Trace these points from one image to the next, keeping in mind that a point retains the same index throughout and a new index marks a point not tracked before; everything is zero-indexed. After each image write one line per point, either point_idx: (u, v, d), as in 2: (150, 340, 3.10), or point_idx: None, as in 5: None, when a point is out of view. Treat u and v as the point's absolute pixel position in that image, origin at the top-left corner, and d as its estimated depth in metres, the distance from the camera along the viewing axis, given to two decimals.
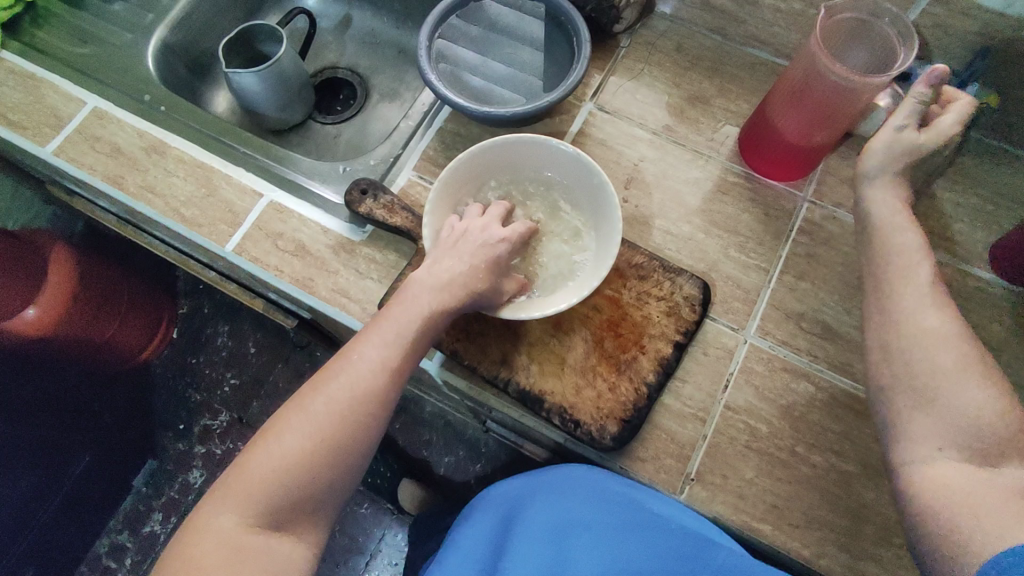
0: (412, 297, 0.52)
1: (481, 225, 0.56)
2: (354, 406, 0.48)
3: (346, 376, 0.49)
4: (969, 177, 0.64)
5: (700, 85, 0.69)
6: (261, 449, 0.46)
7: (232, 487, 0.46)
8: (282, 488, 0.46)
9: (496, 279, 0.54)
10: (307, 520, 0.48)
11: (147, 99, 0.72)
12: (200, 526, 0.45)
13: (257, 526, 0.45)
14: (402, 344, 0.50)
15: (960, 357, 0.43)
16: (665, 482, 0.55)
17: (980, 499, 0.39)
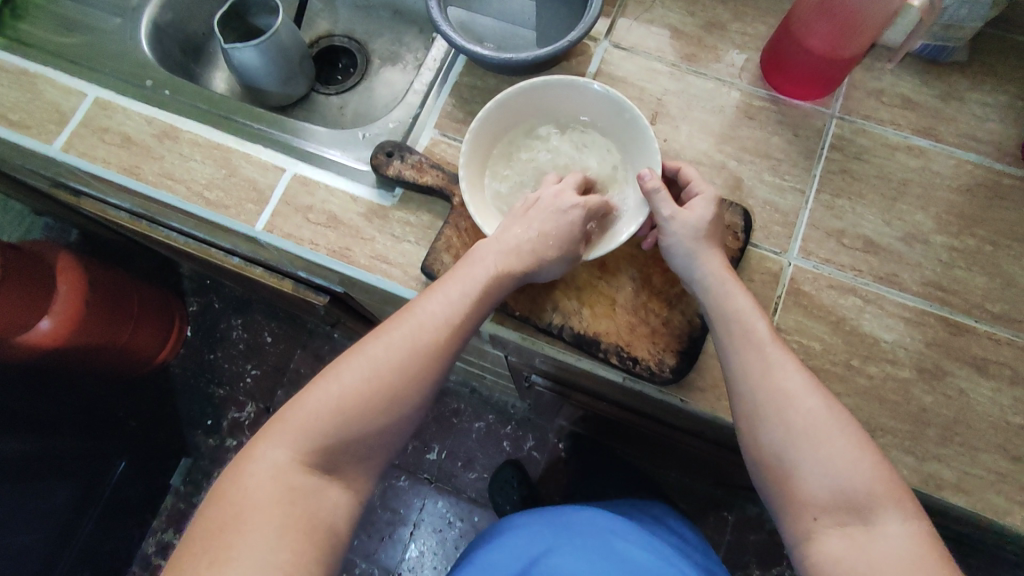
0: (478, 257, 0.53)
1: (554, 193, 0.55)
2: (413, 359, 0.49)
3: (410, 327, 0.50)
4: (993, 75, 0.63)
5: (714, 10, 0.68)
6: (320, 389, 0.48)
7: (288, 423, 0.47)
8: (335, 431, 0.47)
9: (569, 246, 0.53)
10: (357, 468, 0.49)
11: (149, 84, 0.70)
12: (253, 458, 0.46)
13: (307, 465, 0.46)
14: (466, 302, 0.51)
15: (779, 357, 0.49)
16: (728, 409, 0.56)
17: (847, 473, 0.45)
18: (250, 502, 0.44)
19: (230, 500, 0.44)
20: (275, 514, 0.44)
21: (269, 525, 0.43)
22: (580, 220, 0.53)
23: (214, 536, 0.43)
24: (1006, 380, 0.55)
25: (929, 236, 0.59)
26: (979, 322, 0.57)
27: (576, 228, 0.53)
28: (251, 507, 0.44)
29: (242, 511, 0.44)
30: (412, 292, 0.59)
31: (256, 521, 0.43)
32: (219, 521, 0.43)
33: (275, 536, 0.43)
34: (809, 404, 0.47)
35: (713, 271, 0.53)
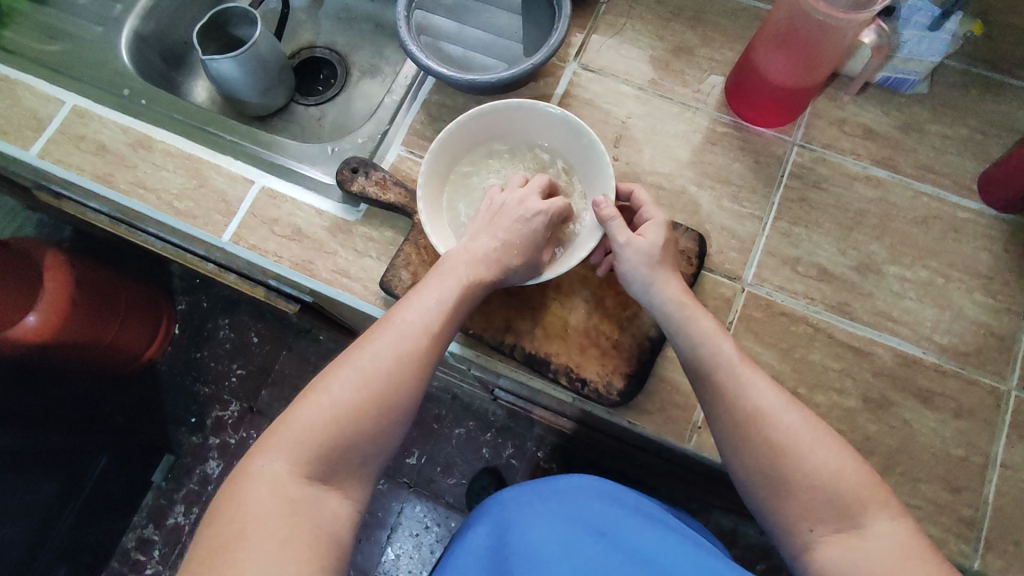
0: (450, 263, 0.53)
1: (519, 200, 0.56)
2: (400, 364, 0.49)
3: (392, 335, 0.50)
4: (954, 108, 0.64)
5: (683, 35, 0.69)
6: (312, 400, 0.47)
7: (284, 436, 0.46)
8: (331, 440, 0.46)
9: (532, 255, 0.54)
10: (353, 476, 0.48)
11: (127, 94, 0.71)
12: (251, 474, 0.44)
13: (306, 477, 0.45)
14: (443, 307, 0.51)
15: (749, 372, 0.50)
16: (673, 432, 0.57)
17: (832, 476, 0.45)
18: (251, 517, 0.42)
19: (231, 517, 0.42)
20: (280, 527, 0.42)
21: (273, 539, 0.41)
22: (543, 228, 0.54)
23: (217, 555, 0.40)
24: (949, 412, 0.56)
25: (883, 267, 0.60)
26: (926, 354, 0.57)
27: (540, 235, 0.54)
28: (253, 522, 0.42)
29: (244, 527, 0.42)
30: (371, 307, 0.61)
31: (261, 537, 0.41)
32: (220, 540, 0.41)
33: (281, 549, 0.41)
34: (788, 419, 0.48)
35: (673, 296, 0.53)
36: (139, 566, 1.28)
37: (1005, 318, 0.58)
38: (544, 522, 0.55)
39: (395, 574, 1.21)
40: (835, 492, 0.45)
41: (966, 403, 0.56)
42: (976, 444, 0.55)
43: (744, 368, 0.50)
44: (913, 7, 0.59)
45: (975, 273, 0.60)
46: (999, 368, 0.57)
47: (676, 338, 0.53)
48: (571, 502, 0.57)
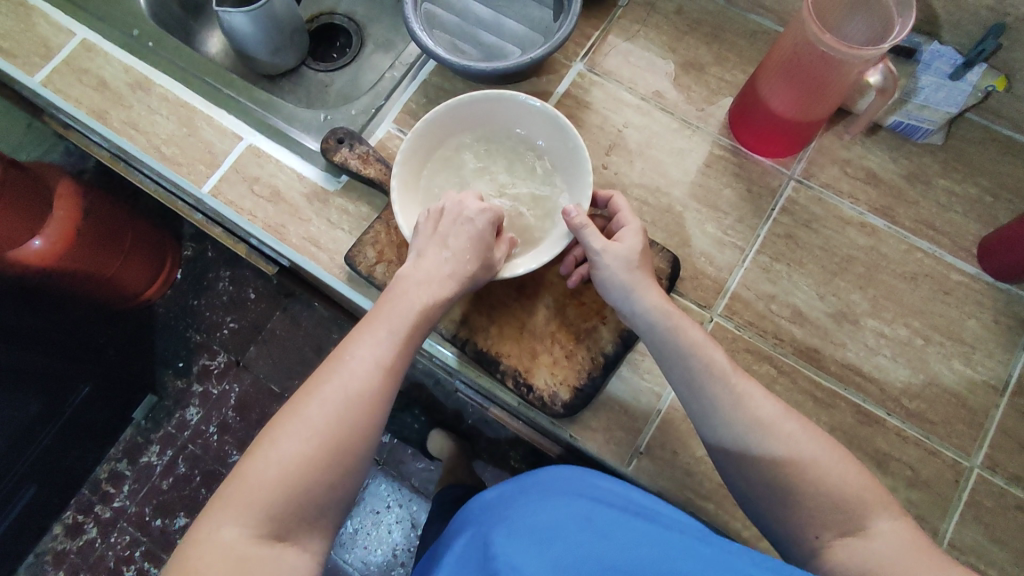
0: (401, 299, 0.50)
1: (456, 200, 0.53)
2: (352, 406, 0.45)
3: (339, 378, 0.46)
4: (966, 164, 0.61)
5: (697, 51, 0.67)
6: (259, 456, 0.43)
7: (233, 496, 0.41)
8: (285, 495, 0.42)
9: (486, 254, 0.52)
10: (313, 526, 0.43)
11: (135, 35, 0.72)
12: (200, 542, 0.40)
13: (260, 538, 0.41)
14: (394, 342, 0.48)
15: (742, 381, 0.49)
16: (614, 453, 0.55)
17: (832, 476, 0.45)
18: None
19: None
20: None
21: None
22: (489, 224, 0.52)
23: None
24: (904, 479, 0.53)
25: (861, 318, 0.58)
26: (891, 417, 0.55)
27: (488, 233, 0.52)
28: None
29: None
30: (334, 279, 0.61)
31: None
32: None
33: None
34: (788, 428, 0.47)
35: (654, 304, 0.51)
36: (107, 499, 1.27)
37: (981, 391, 0.55)
38: (527, 516, 0.48)
39: (351, 549, 1.19)
40: (836, 493, 0.45)
41: (924, 473, 0.53)
42: (927, 518, 0.52)
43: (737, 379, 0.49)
44: (935, 52, 0.57)
45: (958, 339, 0.57)
46: (964, 443, 0.54)
47: (668, 350, 0.50)
48: (546, 494, 0.52)
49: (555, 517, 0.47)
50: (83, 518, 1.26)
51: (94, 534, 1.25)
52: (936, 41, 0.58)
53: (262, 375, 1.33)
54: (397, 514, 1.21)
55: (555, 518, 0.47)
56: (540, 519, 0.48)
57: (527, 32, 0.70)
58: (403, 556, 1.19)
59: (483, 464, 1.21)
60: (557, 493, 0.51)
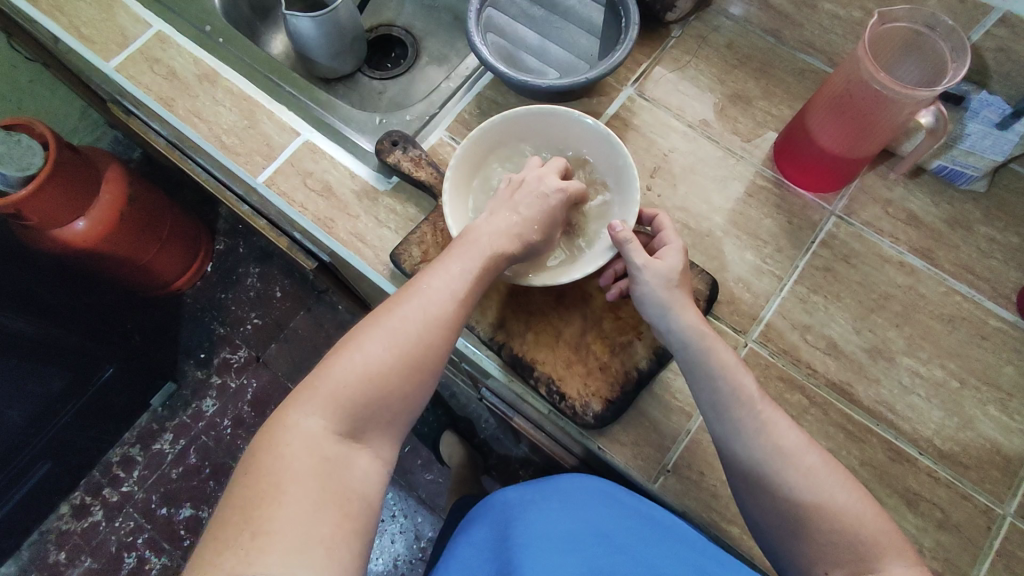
0: (479, 236, 0.51)
1: (538, 175, 0.56)
2: (430, 329, 0.46)
3: (419, 300, 0.47)
4: (1008, 213, 0.61)
5: (745, 84, 0.69)
6: (342, 358, 0.44)
7: (317, 391, 0.43)
8: (363, 398, 0.43)
9: (549, 231, 0.55)
10: (384, 435, 0.45)
11: (207, 29, 0.76)
12: (283, 429, 0.41)
13: (337, 435, 0.42)
14: (469, 276, 0.49)
15: (767, 407, 0.49)
16: (640, 469, 0.56)
17: (846, 515, 0.45)
18: (286, 473, 0.39)
19: (264, 471, 0.39)
20: (315, 487, 0.39)
21: (309, 497, 0.39)
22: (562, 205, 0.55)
23: (253, 511, 0.37)
24: (934, 521, 0.53)
25: (896, 356, 0.58)
26: (922, 456, 0.55)
27: (558, 214, 0.55)
28: (289, 477, 0.39)
29: (278, 482, 0.39)
30: (376, 275, 0.63)
31: (295, 494, 0.38)
32: (255, 494, 0.38)
33: (317, 509, 0.38)
34: (808, 461, 0.47)
35: (691, 324, 0.51)
36: (117, 482, 1.25)
37: (1016, 439, 0.55)
38: (546, 520, 0.55)
39: None
40: (848, 532, 0.44)
41: (954, 516, 0.53)
42: (955, 562, 0.51)
43: (762, 404, 0.49)
44: (983, 101, 0.57)
45: (994, 385, 0.56)
46: (996, 489, 0.53)
47: (696, 370, 0.50)
48: (568, 500, 0.57)
49: (575, 527, 0.54)
50: (91, 500, 1.24)
51: (99, 517, 1.23)
52: (986, 91, 0.59)
53: (281, 374, 1.33)
54: (402, 524, 1.20)
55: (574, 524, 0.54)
56: (561, 526, 0.54)
57: (573, 59, 0.73)
58: (404, 568, 1.17)
59: (492, 480, 1.21)
60: (576, 494, 0.57)
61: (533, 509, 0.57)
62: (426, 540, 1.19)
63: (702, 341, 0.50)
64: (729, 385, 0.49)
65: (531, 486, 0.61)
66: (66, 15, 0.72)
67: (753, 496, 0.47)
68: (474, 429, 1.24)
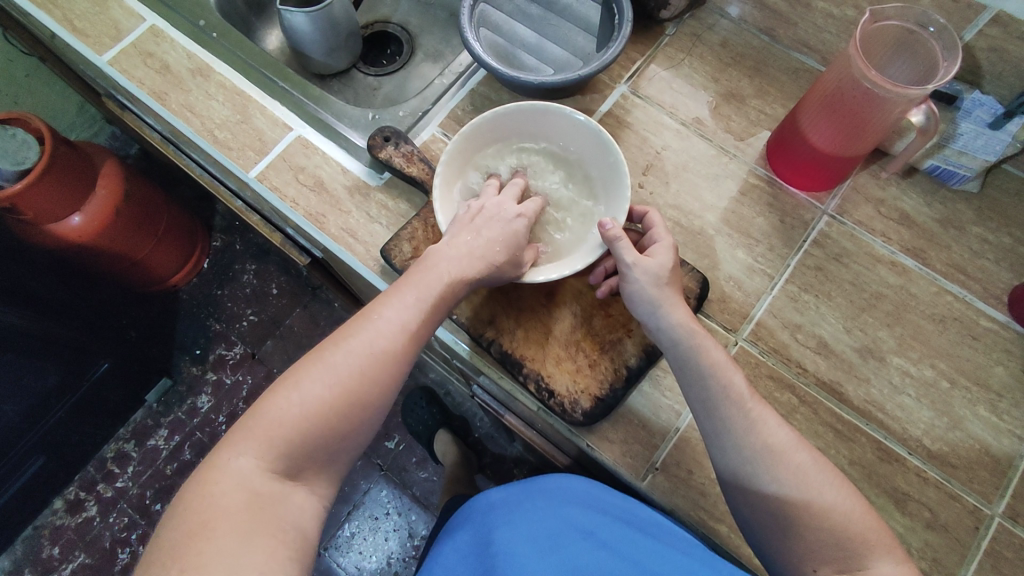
0: (433, 266, 0.51)
1: (497, 203, 0.56)
2: (374, 363, 0.46)
3: (366, 334, 0.47)
4: (1001, 214, 0.61)
5: (739, 82, 0.68)
6: (280, 395, 0.44)
7: (252, 429, 0.43)
8: (301, 434, 0.43)
9: (515, 252, 0.54)
10: (322, 471, 0.45)
11: (202, 24, 0.75)
12: (215, 468, 0.41)
13: (272, 473, 0.42)
14: (421, 307, 0.49)
15: (756, 406, 0.48)
16: (629, 466, 0.56)
17: (835, 512, 0.45)
18: (215, 510, 0.39)
19: (192, 509, 0.39)
20: (245, 523, 0.39)
21: (237, 534, 0.38)
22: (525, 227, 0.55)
23: (179, 550, 0.37)
24: (922, 521, 0.52)
25: (887, 355, 0.58)
26: (911, 456, 0.54)
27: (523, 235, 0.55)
28: (217, 514, 0.39)
29: (206, 520, 0.38)
30: (367, 270, 0.62)
31: (223, 531, 0.38)
32: (181, 533, 0.38)
33: (247, 544, 0.38)
34: (798, 458, 0.46)
35: (680, 322, 0.51)
36: (111, 478, 1.25)
37: (1005, 439, 0.55)
38: (531, 522, 0.55)
39: (346, 553, 1.17)
40: (837, 530, 0.44)
41: (942, 516, 0.53)
42: (943, 562, 0.51)
43: (752, 402, 0.49)
44: (977, 101, 0.57)
45: (984, 386, 0.56)
46: (985, 489, 0.53)
47: (686, 369, 0.50)
48: (552, 501, 0.57)
49: (559, 525, 0.54)
50: (85, 495, 1.24)
51: (93, 512, 1.23)
52: (979, 91, 0.59)
53: (276, 370, 1.33)
54: (395, 522, 1.19)
55: (557, 523, 0.55)
56: (545, 525, 0.55)
57: (568, 57, 0.72)
58: (397, 566, 1.17)
59: (486, 479, 1.21)
60: (561, 495, 0.58)
61: (518, 509, 0.58)
62: (420, 538, 1.18)
63: (693, 339, 0.50)
64: (719, 383, 0.49)
65: (515, 486, 0.62)
66: (61, 8, 0.72)
67: (742, 494, 0.47)
68: (468, 428, 1.24)
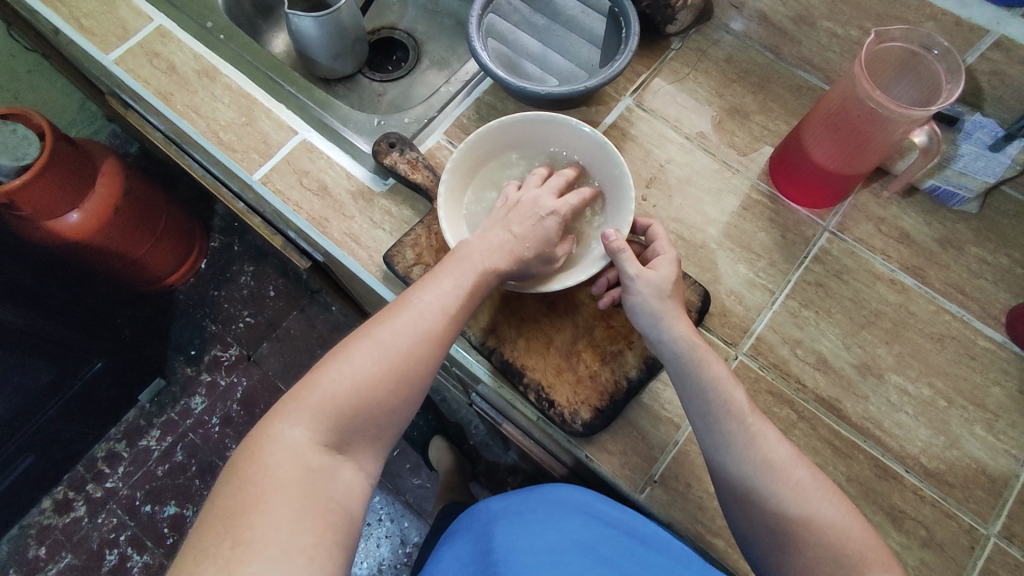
0: (476, 252, 0.52)
1: (534, 196, 0.56)
2: (421, 342, 0.46)
3: (410, 313, 0.47)
4: (1000, 235, 0.62)
5: (743, 98, 0.69)
6: (330, 368, 0.44)
7: (304, 401, 0.43)
8: (351, 409, 0.43)
9: (545, 249, 0.54)
10: (368, 448, 0.45)
11: (209, 26, 0.76)
12: (268, 439, 0.41)
13: (323, 447, 0.42)
14: (461, 291, 0.49)
15: (756, 422, 0.48)
16: (627, 478, 0.56)
17: (833, 528, 0.45)
18: (268, 484, 0.39)
19: (246, 480, 0.39)
20: (298, 496, 0.39)
21: (290, 508, 0.38)
22: (557, 226, 0.54)
23: (234, 519, 0.37)
24: (918, 539, 0.53)
25: (885, 372, 0.58)
26: (909, 474, 0.55)
27: (555, 232, 0.54)
28: (271, 486, 0.39)
29: (259, 493, 0.38)
30: (369, 275, 0.62)
31: (277, 503, 0.38)
32: (237, 503, 0.38)
33: (300, 517, 0.38)
34: (797, 474, 0.46)
35: (682, 334, 0.51)
36: (101, 478, 1.24)
37: (1002, 459, 0.55)
38: (531, 536, 0.55)
39: None
40: (835, 546, 0.44)
41: (938, 534, 0.53)
42: None
43: (751, 417, 0.49)
44: (978, 123, 0.58)
45: (981, 405, 0.57)
46: (982, 509, 0.53)
47: (687, 381, 0.50)
48: (553, 510, 0.57)
49: (562, 541, 0.54)
50: (74, 495, 1.23)
51: (81, 512, 1.22)
52: (980, 113, 0.59)
53: (271, 373, 1.32)
54: (388, 528, 1.19)
55: (557, 537, 0.54)
56: (544, 538, 0.55)
57: (573, 68, 0.73)
58: (388, 573, 1.16)
59: (480, 487, 1.20)
60: (561, 507, 0.58)
61: (519, 521, 0.58)
62: (412, 545, 1.17)
63: (695, 354, 0.50)
64: (719, 397, 0.49)
65: (517, 496, 0.62)
66: (68, 7, 0.72)
67: (740, 508, 0.47)
68: (463, 435, 1.24)
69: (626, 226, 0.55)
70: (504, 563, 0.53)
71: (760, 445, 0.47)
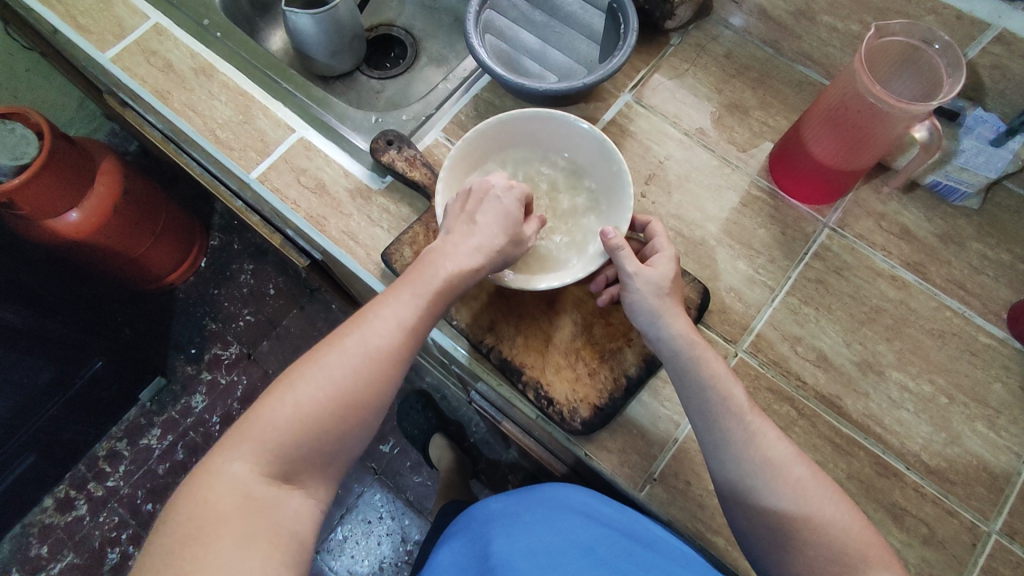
0: (431, 265, 0.50)
1: (482, 182, 0.55)
2: (368, 363, 0.45)
3: (360, 334, 0.46)
4: (1001, 231, 0.61)
5: (742, 94, 0.69)
6: (274, 398, 0.44)
7: (247, 433, 0.42)
8: (296, 437, 0.43)
9: (514, 230, 0.53)
10: (318, 473, 0.44)
11: (206, 24, 0.76)
12: (210, 473, 0.41)
13: (267, 477, 0.42)
14: (418, 305, 0.49)
15: (756, 420, 0.48)
16: (627, 477, 0.55)
17: (833, 526, 0.45)
18: (210, 516, 0.39)
19: (186, 515, 0.39)
20: (240, 527, 0.39)
21: (232, 539, 0.38)
22: (516, 202, 0.54)
23: (173, 555, 0.37)
24: (919, 537, 0.52)
25: (886, 369, 0.58)
26: (910, 471, 0.54)
27: (516, 210, 0.54)
28: (212, 519, 0.39)
29: (201, 526, 0.38)
30: (367, 274, 0.62)
31: (218, 536, 0.38)
32: (178, 538, 0.38)
33: (242, 548, 0.38)
34: (797, 472, 0.46)
35: (680, 332, 0.50)
36: (102, 477, 1.24)
37: (1003, 456, 0.55)
38: (529, 536, 0.55)
39: (338, 556, 1.16)
40: (835, 544, 0.44)
41: (939, 532, 0.52)
42: None
43: (751, 414, 0.48)
44: (979, 117, 0.58)
45: (983, 402, 0.56)
46: (983, 506, 0.53)
47: (686, 378, 0.50)
48: (551, 512, 0.57)
49: (559, 541, 0.53)
50: (75, 494, 1.23)
51: (83, 511, 1.22)
52: (981, 107, 0.59)
53: (272, 371, 1.32)
54: (388, 526, 1.19)
55: (554, 538, 0.54)
56: (542, 538, 0.54)
57: (572, 64, 0.72)
58: (389, 571, 1.16)
59: (480, 485, 1.20)
60: (560, 508, 0.58)
61: (517, 522, 0.57)
62: (413, 543, 1.18)
63: (694, 351, 0.50)
64: (719, 395, 0.49)
65: (517, 497, 0.62)
66: (64, 5, 0.72)
67: (740, 506, 0.47)
68: (464, 434, 1.24)
69: (625, 222, 0.55)
70: (500, 563, 0.52)
71: (760, 443, 0.47)
